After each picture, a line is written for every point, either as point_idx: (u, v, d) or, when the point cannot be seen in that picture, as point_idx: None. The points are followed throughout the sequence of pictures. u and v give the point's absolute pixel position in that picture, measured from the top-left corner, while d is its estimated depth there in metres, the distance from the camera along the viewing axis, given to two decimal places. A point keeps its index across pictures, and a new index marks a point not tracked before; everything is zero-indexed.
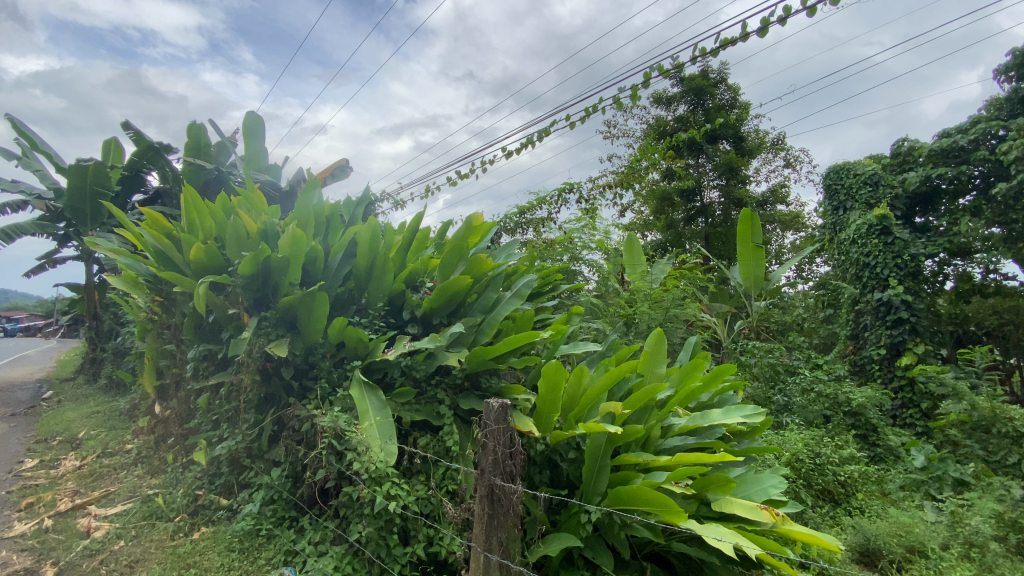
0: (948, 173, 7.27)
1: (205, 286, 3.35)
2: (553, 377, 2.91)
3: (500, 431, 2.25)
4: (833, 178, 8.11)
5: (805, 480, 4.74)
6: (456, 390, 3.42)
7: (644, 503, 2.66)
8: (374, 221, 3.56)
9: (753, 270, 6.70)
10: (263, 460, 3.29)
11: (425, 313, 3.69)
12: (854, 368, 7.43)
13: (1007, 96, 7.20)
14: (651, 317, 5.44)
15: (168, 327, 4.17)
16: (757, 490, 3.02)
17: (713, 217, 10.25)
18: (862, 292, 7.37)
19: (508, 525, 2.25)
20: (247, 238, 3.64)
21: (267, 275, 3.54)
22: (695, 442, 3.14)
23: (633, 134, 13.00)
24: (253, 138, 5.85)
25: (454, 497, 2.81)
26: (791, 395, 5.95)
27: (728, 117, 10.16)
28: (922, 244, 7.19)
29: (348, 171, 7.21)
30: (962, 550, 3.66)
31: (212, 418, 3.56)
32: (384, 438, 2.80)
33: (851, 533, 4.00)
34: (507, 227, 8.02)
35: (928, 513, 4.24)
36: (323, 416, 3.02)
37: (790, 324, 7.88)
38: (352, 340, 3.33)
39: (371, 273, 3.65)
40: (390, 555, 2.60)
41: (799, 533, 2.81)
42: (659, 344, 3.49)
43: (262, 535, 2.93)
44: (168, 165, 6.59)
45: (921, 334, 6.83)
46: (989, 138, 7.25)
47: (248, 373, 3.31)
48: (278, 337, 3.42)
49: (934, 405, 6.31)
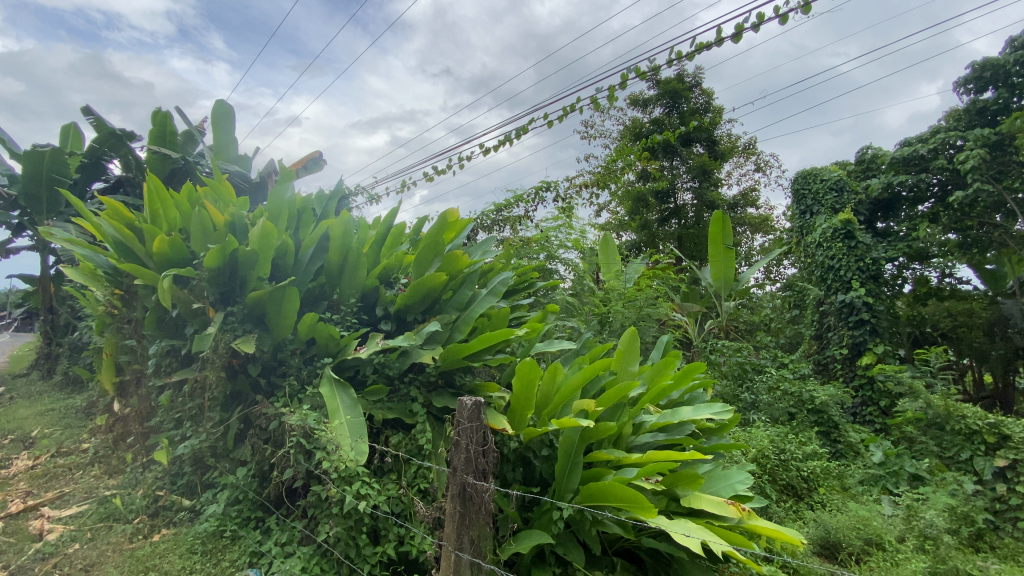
0: (908, 181, 7.53)
1: (168, 280, 3.23)
2: (527, 375, 2.92)
3: (473, 429, 2.24)
4: (801, 183, 8.36)
5: (770, 475, 4.86)
6: (430, 388, 3.38)
7: (615, 499, 2.70)
8: (347, 216, 3.50)
9: (723, 271, 6.84)
10: (228, 459, 3.19)
11: (399, 309, 3.66)
12: (818, 366, 7.70)
13: (966, 108, 7.53)
14: (625, 316, 5.56)
15: (128, 321, 4.01)
16: (724, 486, 3.09)
17: (687, 219, 10.45)
18: (827, 293, 7.61)
19: (480, 523, 2.23)
20: (214, 230, 3.53)
21: (234, 269, 3.42)
22: (665, 439, 3.21)
23: (610, 135, 13.15)
24: (221, 126, 5.60)
25: (426, 496, 2.78)
26: (758, 393, 6.18)
27: (701, 121, 10.34)
28: (883, 249, 7.46)
29: (321, 164, 7.04)
30: (917, 543, 3.81)
31: (175, 416, 3.42)
32: (354, 437, 2.75)
33: (813, 527, 4.14)
34: (484, 224, 8.00)
35: (886, 507, 4.41)
36: (292, 413, 2.95)
37: (757, 324, 8.10)
38: (323, 337, 3.26)
39: (344, 268, 3.59)
40: (360, 555, 2.57)
41: (764, 528, 2.88)
42: (632, 343, 3.52)
43: (226, 536, 2.84)
44: (131, 153, 6.31)
45: (881, 335, 7.10)
46: (948, 148, 7.53)
47: (212, 370, 3.20)
48: (245, 333, 3.31)
49: (891, 403, 6.58)
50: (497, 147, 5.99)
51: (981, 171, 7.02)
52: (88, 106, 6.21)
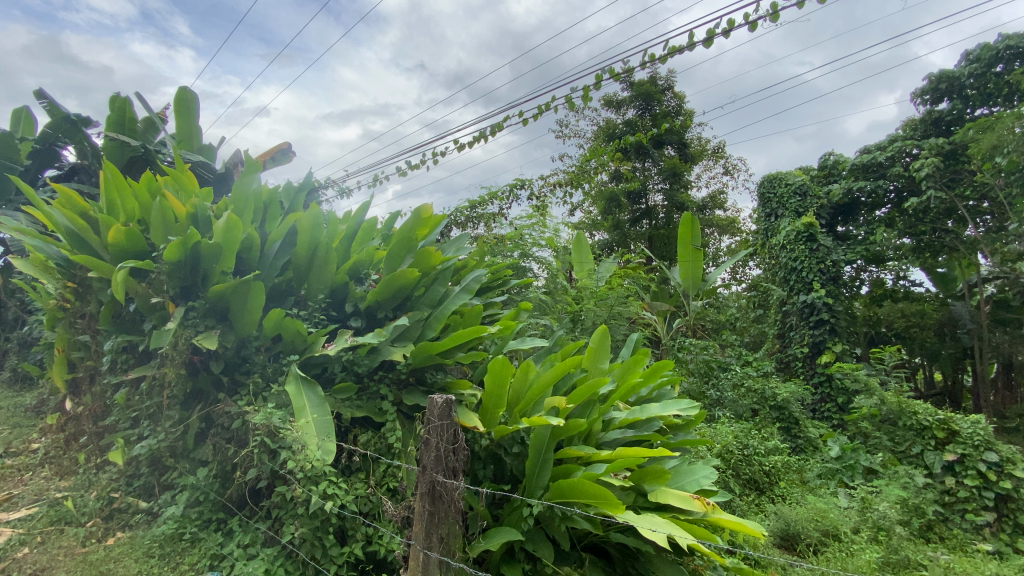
0: (867, 187, 7.85)
1: (125, 272, 3.09)
2: (499, 373, 2.92)
3: (444, 427, 2.22)
4: (767, 186, 8.54)
5: (734, 470, 5.00)
6: (400, 385, 3.34)
7: (583, 496, 2.72)
8: (317, 209, 3.42)
9: (691, 271, 6.98)
10: (188, 459, 3.07)
11: (369, 306, 3.60)
12: (781, 364, 7.97)
13: (922, 118, 7.93)
14: (596, 314, 5.62)
15: (82, 316, 3.81)
16: (690, 480, 3.15)
17: (657, 219, 10.63)
18: (790, 294, 7.86)
19: (449, 521, 2.21)
20: (175, 222, 3.39)
21: (196, 262, 3.30)
22: (633, 435, 3.26)
23: (584, 135, 13.23)
24: (184, 114, 5.23)
25: (395, 494, 2.75)
26: (723, 390, 6.35)
27: (673, 124, 10.51)
28: (843, 252, 7.74)
29: (290, 156, 6.84)
30: (871, 534, 3.99)
31: (131, 415, 3.26)
32: (321, 435, 2.70)
33: (774, 520, 4.27)
34: (458, 220, 7.95)
35: (842, 500, 4.61)
36: (255, 412, 2.86)
37: (723, 323, 8.30)
38: (289, 333, 3.18)
39: (312, 263, 3.51)
40: (326, 556, 2.52)
41: (728, 521, 2.95)
42: (603, 340, 3.57)
43: (185, 539, 2.74)
44: (87, 140, 5.99)
45: (839, 334, 7.37)
46: (904, 156, 7.88)
47: (172, 367, 3.07)
48: (207, 329, 3.20)
49: (848, 400, 6.87)
50: (472, 144, 5.94)
51: (934, 179, 7.39)
52: (41, 89, 5.87)
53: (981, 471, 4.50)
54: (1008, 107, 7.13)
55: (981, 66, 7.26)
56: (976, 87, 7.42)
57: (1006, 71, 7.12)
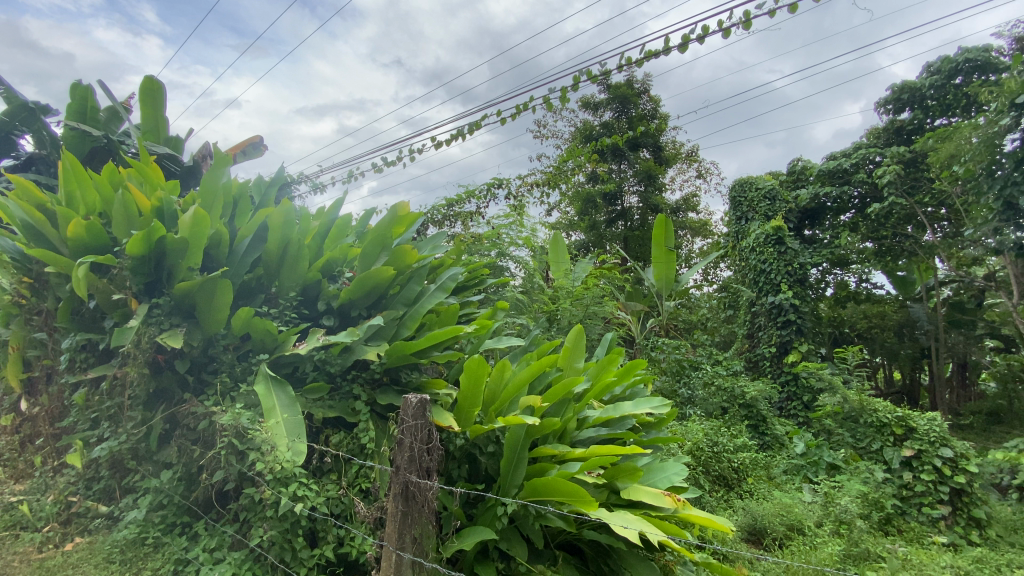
0: (832, 193, 8.13)
1: (84, 268, 2.96)
2: (475, 372, 2.93)
3: (417, 427, 2.20)
4: (738, 190, 8.71)
5: (704, 466, 5.10)
6: (374, 385, 3.30)
7: (557, 494, 2.73)
8: (288, 205, 3.35)
9: (665, 272, 7.09)
10: (152, 462, 2.96)
11: (342, 304, 3.55)
12: (750, 363, 8.18)
13: (885, 126, 8.29)
14: (572, 313, 5.67)
15: (38, 313, 3.66)
16: (661, 477, 3.20)
17: (633, 221, 10.78)
18: (758, 295, 8.07)
19: (423, 522, 2.20)
20: (139, 216, 3.27)
21: (160, 257, 3.18)
22: (606, 433, 3.31)
23: (562, 136, 13.32)
24: (151, 104, 4.99)
25: (368, 496, 2.72)
26: (694, 388, 6.50)
27: (648, 127, 10.66)
28: (809, 255, 8.01)
29: (262, 150, 6.68)
30: (833, 528, 4.14)
31: (90, 416, 3.12)
32: (292, 436, 2.64)
33: (741, 515, 4.38)
34: (435, 218, 7.90)
35: (806, 495, 4.77)
36: (223, 413, 2.79)
37: (695, 323, 8.49)
38: (259, 332, 3.11)
39: (284, 260, 3.43)
40: (296, 558, 2.48)
41: (697, 517, 2.99)
42: (578, 340, 3.61)
43: (148, 544, 2.64)
44: (45, 129, 5.70)
45: (805, 334, 7.60)
46: (868, 163, 8.18)
47: (134, 366, 2.96)
48: (173, 327, 3.09)
49: (813, 398, 7.10)
50: (449, 142, 5.90)
51: (896, 186, 7.70)
52: None
53: (937, 466, 4.70)
54: (965, 118, 7.46)
55: (941, 78, 7.58)
56: (936, 98, 7.73)
57: (964, 84, 7.45)
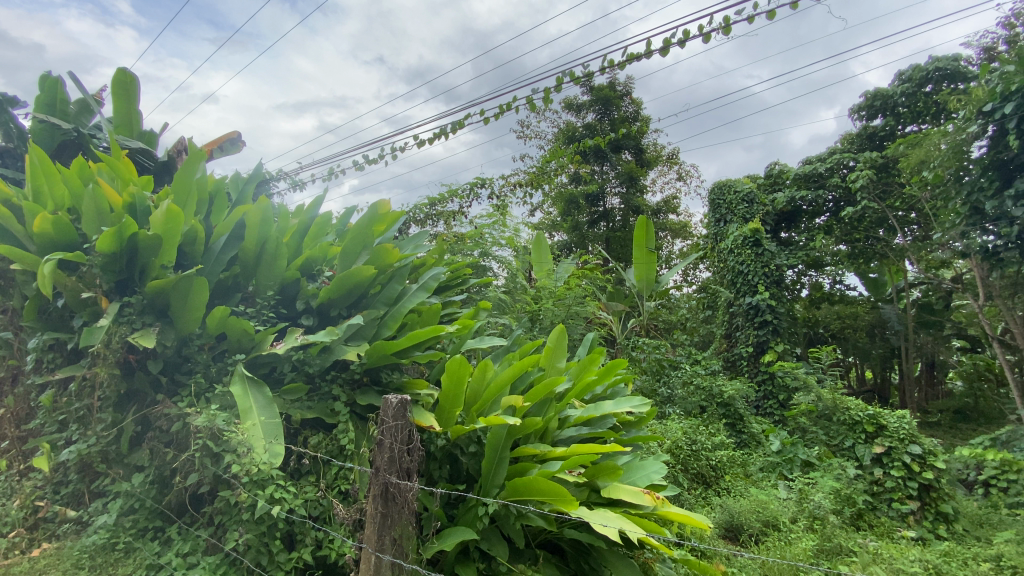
0: (808, 196, 8.34)
1: (52, 265, 2.87)
2: (456, 372, 2.92)
3: (398, 428, 2.19)
4: (717, 193, 8.81)
5: (683, 464, 5.17)
6: (354, 386, 3.27)
7: (539, 493, 2.74)
8: (266, 202, 3.29)
9: (646, 273, 7.16)
10: (122, 465, 2.88)
11: (321, 304, 3.50)
12: (728, 362, 8.33)
13: (859, 132, 8.52)
14: (554, 313, 5.70)
15: (3, 311, 3.53)
16: (641, 476, 3.24)
17: (614, 222, 10.86)
18: (736, 296, 8.21)
19: (403, 523, 2.18)
20: (110, 212, 3.18)
21: (132, 255, 3.10)
22: (587, 432, 3.34)
23: (545, 136, 13.37)
24: (124, 97, 4.85)
25: (347, 497, 2.69)
26: (674, 387, 6.59)
27: (630, 129, 10.76)
28: (786, 256, 8.19)
29: (240, 146, 6.54)
30: (807, 523, 4.24)
31: (58, 418, 3.02)
32: (269, 438, 2.60)
33: (719, 512, 4.46)
34: (417, 217, 7.87)
35: (781, 491, 4.87)
36: (198, 414, 2.72)
37: (674, 323, 8.62)
38: (235, 331, 3.05)
39: (261, 258, 3.37)
40: (273, 562, 2.43)
41: (676, 514, 3.03)
42: (560, 339, 3.63)
43: (118, 549, 2.57)
44: (12, 121, 5.44)
45: (781, 334, 7.76)
46: (842, 168, 8.39)
47: (104, 367, 2.87)
48: (145, 326, 3.01)
49: (788, 396, 7.25)
50: (432, 141, 5.88)
51: (868, 191, 7.91)
52: None
53: (906, 463, 4.85)
54: (935, 125, 7.72)
55: (912, 86, 7.82)
56: (907, 105, 7.97)
57: (934, 92, 7.71)
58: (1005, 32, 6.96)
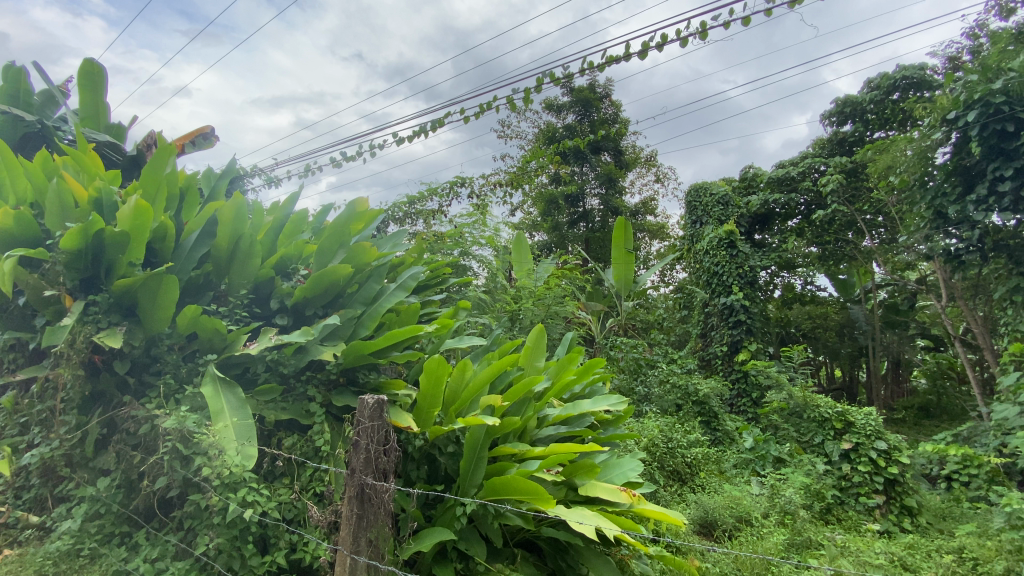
0: (781, 199, 8.56)
1: (12, 262, 2.77)
2: (435, 372, 2.91)
3: (374, 428, 2.17)
4: (693, 195, 8.99)
5: (659, 462, 5.25)
6: (330, 386, 3.23)
7: (517, 492, 2.74)
8: (240, 199, 3.21)
9: (624, 273, 7.24)
10: (87, 469, 2.78)
11: (296, 303, 3.45)
12: (703, 361, 8.49)
13: (829, 138, 8.77)
14: (534, 313, 5.73)
15: None
16: (618, 473, 3.28)
17: (593, 223, 10.95)
18: (711, 296, 8.36)
19: (379, 524, 2.16)
20: (74, 208, 3.08)
21: (98, 252, 3.00)
22: (565, 431, 3.36)
23: (526, 136, 13.40)
24: (91, 88, 4.69)
25: (322, 499, 2.65)
26: (650, 386, 6.68)
27: (609, 130, 10.86)
28: (759, 258, 8.39)
29: (213, 140, 6.38)
30: (779, 518, 4.35)
31: (19, 420, 2.90)
32: (241, 440, 2.55)
33: (694, 508, 4.54)
34: (395, 216, 7.81)
35: (754, 487, 4.98)
36: (167, 416, 2.65)
37: (651, 323, 8.74)
38: (206, 331, 2.97)
39: (234, 256, 3.30)
40: (245, 566, 2.39)
41: (652, 511, 3.07)
42: (539, 338, 3.65)
43: (83, 555, 2.48)
44: None
45: (754, 334, 7.95)
46: (813, 172, 8.62)
47: (68, 368, 2.77)
48: (111, 326, 2.91)
49: (761, 394, 7.43)
50: (411, 138, 5.84)
51: (838, 195, 8.14)
52: None
53: (872, 458, 5.01)
54: (901, 132, 7.99)
55: (880, 93, 8.07)
56: (875, 112, 8.23)
57: (901, 99, 7.98)
58: (969, 43, 7.24)
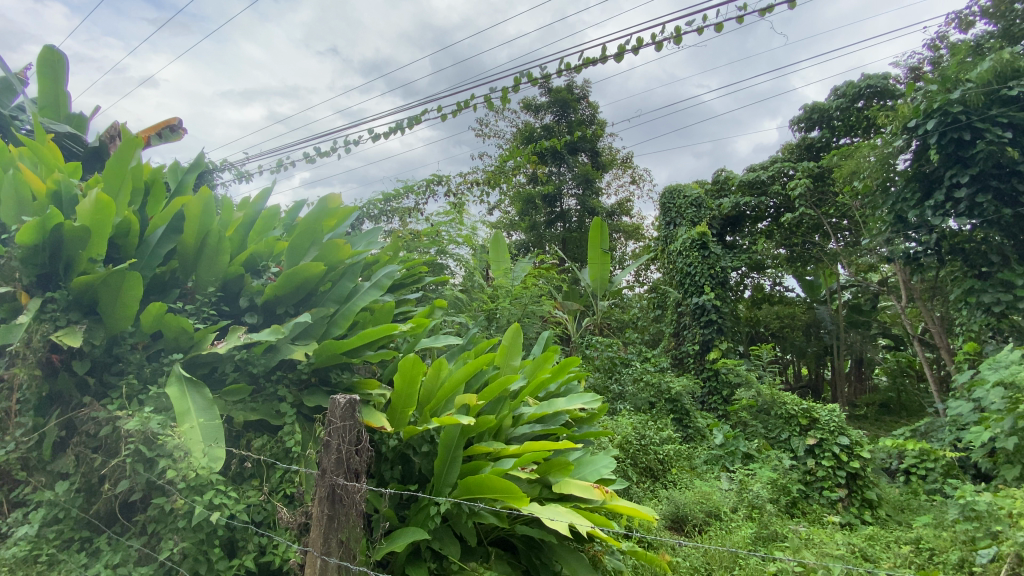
0: (751, 202, 8.82)
1: None
2: (409, 372, 2.89)
3: (346, 428, 2.15)
4: (668, 197, 9.16)
5: (632, 458, 5.34)
6: (302, 386, 3.18)
7: (490, 491, 2.75)
8: (208, 194, 3.12)
9: (600, 273, 7.29)
10: (45, 472, 2.67)
11: (267, 301, 3.38)
12: (676, 360, 8.64)
13: (798, 143, 9.04)
14: (510, 312, 5.74)
15: None
16: (591, 470, 3.31)
17: (571, 223, 11.01)
18: (684, 296, 8.51)
19: (350, 525, 2.14)
20: (32, 201, 2.96)
21: (57, 247, 2.89)
22: (540, 429, 3.38)
23: (504, 135, 13.38)
24: (49, 75, 4.39)
25: (293, 501, 2.61)
26: (624, 384, 6.78)
27: (586, 131, 10.94)
28: (730, 259, 8.58)
29: (181, 133, 6.18)
30: (746, 512, 4.47)
31: None
32: (207, 441, 2.49)
33: (666, 504, 4.63)
34: (371, 213, 7.72)
35: (723, 482, 5.11)
36: (130, 417, 2.56)
37: (626, 322, 8.85)
38: (171, 329, 2.89)
39: (202, 252, 3.22)
40: (212, 569, 2.34)
41: (624, 507, 3.11)
42: (515, 338, 3.65)
43: (40, 562, 2.37)
44: None
45: (725, 333, 8.13)
46: (782, 176, 8.87)
47: (24, 368, 2.66)
48: (70, 324, 2.80)
49: (731, 392, 7.62)
50: (387, 135, 5.78)
51: (805, 199, 8.39)
52: None
53: (835, 453, 5.20)
54: (865, 138, 8.28)
55: (846, 101, 8.35)
56: (841, 119, 8.52)
57: (865, 107, 8.27)
58: (929, 54, 7.55)
